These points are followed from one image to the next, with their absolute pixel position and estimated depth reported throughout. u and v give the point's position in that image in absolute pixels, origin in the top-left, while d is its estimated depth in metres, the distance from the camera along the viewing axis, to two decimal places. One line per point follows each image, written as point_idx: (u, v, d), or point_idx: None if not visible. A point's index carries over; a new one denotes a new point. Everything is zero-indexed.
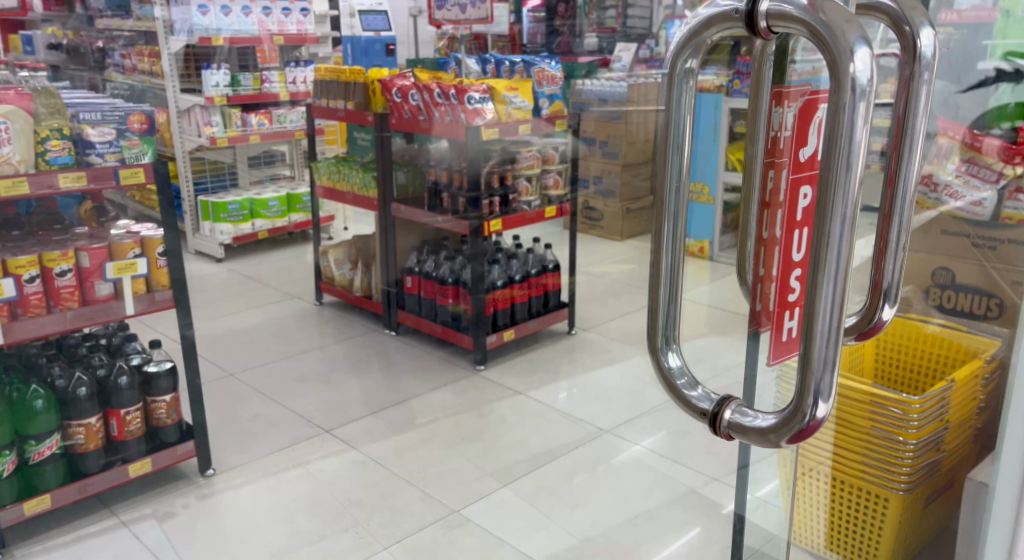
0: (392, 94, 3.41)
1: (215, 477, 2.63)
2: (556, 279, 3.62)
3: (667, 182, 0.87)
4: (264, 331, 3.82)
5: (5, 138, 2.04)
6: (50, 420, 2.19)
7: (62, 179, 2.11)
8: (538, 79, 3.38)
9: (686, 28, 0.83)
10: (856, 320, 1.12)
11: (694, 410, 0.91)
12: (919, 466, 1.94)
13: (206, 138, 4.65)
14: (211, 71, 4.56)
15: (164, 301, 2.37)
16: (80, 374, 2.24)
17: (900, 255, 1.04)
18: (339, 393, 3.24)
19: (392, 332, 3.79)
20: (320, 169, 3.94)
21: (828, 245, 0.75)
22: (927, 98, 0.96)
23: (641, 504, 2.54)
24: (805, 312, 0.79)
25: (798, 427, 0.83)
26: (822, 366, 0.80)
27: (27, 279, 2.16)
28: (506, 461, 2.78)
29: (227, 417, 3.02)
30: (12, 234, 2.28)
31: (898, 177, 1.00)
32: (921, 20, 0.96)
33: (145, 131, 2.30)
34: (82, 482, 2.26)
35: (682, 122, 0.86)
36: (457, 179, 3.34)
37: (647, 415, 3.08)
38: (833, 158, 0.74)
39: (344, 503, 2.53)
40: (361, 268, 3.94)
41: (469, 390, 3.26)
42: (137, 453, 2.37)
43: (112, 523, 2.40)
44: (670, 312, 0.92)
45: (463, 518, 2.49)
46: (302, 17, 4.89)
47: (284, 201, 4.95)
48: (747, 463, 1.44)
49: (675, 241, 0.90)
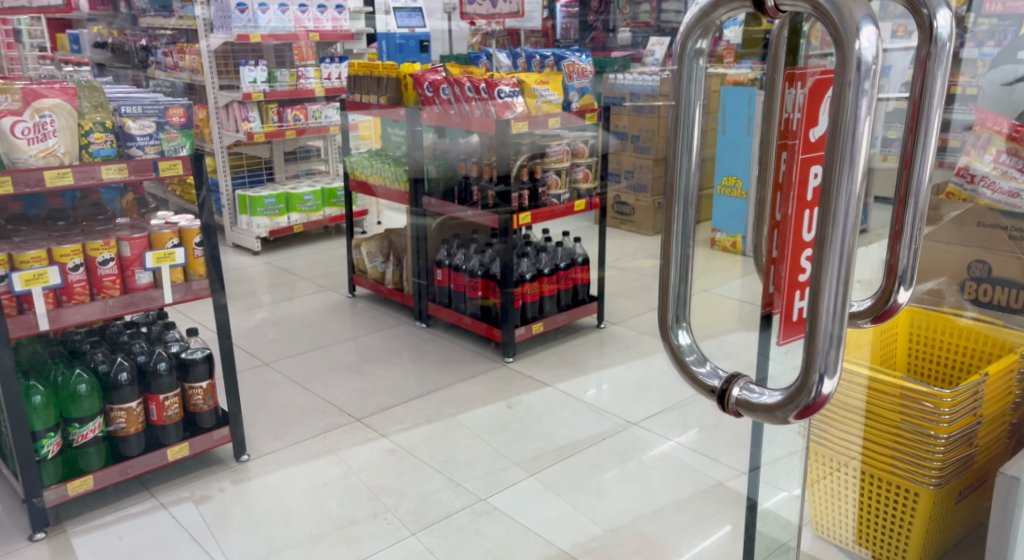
0: (424, 88, 3.46)
1: (250, 462, 2.69)
2: (585, 273, 3.65)
3: (677, 167, 0.91)
4: (300, 322, 3.89)
5: (50, 130, 2.12)
6: (94, 404, 2.27)
7: (104, 171, 2.18)
8: (568, 72, 3.38)
9: (697, 8, 0.85)
10: (870, 303, 1.13)
11: (703, 387, 0.94)
12: (951, 460, 1.88)
13: (244, 133, 4.78)
14: (249, 67, 4.66)
15: (200, 290, 2.45)
16: (122, 359, 2.31)
17: (914, 239, 1.06)
18: (372, 383, 3.30)
19: (423, 324, 3.83)
20: (354, 162, 4.03)
21: (833, 224, 0.78)
22: (943, 78, 0.97)
23: (668, 495, 2.55)
24: (811, 291, 0.82)
25: (804, 404, 0.86)
26: (828, 343, 0.83)
27: (72, 267, 2.23)
28: (534, 452, 2.82)
29: (262, 405, 3.08)
30: (57, 224, 2.37)
31: (913, 160, 1.02)
32: (937, 1, 0.95)
33: (183, 125, 2.37)
34: (123, 464, 2.34)
35: (695, 106, 0.89)
36: (487, 172, 3.39)
37: (674, 409, 3.08)
38: (839, 138, 0.77)
39: (373, 489, 2.58)
40: (393, 261, 4.00)
41: (497, 381, 3.29)
42: (175, 438, 2.44)
43: (152, 505, 2.47)
44: (680, 293, 0.95)
45: (489, 506, 2.52)
46: (337, 13, 4.92)
47: (319, 196, 5.04)
48: (758, 465, 1.44)
49: (686, 224, 0.93)
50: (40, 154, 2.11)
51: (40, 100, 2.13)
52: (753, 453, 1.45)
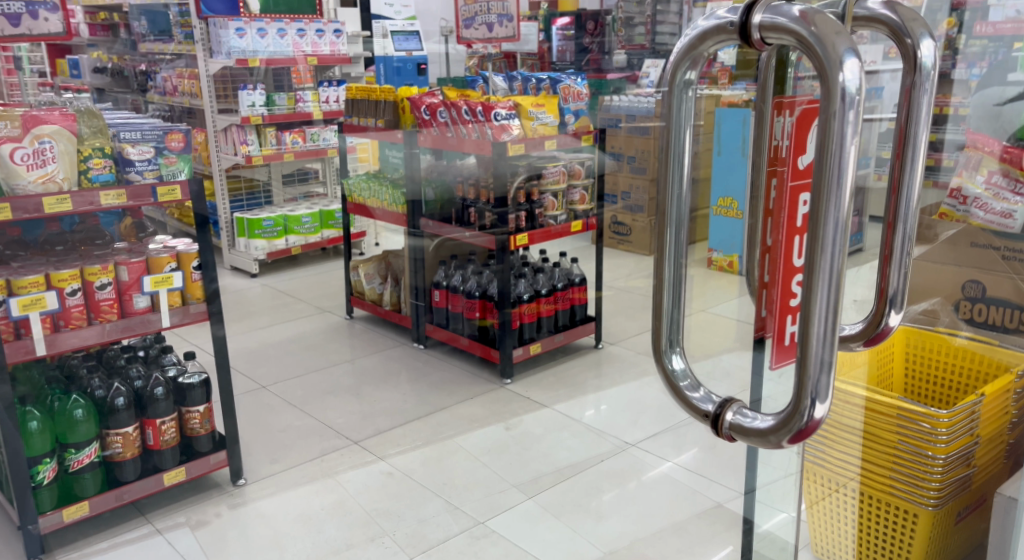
0: (421, 111, 3.49)
1: (246, 486, 2.68)
2: (582, 293, 3.66)
3: (669, 191, 0.94)
4: (297, 344, 3.89)
5: (49, 157, 2.13)
6: (90, 429, 2.27)
7: (103, 197, 2.20)
8: (564, 95, 3.46)
9: (686, 40, 0.88)
10: (862, 327, 1.15)
11: (697, 412, 0.97)
12: (949, 481, 1.86)
13: (242, 156, 4.81)
14: (247, 91, 4.72)
15: (198, 313, 2.46)
16: (118, 384, 2.32)
17: (903, 263, 1.07)
18: (369, 405, 3.30)
19: (421, 345, 3.84)
20: (351, 185, 4.05)
21: (821, 251, 0.80)
22: (929, 106, 1.00)
23: (667, 517, 2.54)
24: (802, 315, 0.83)
25: (797, 428, 0.88)
26: (819, 368, 0.84)
27: (69, 292, 2.24)
28: (533, 474, 2.82)
29: (260, 429, 3.08)
30: (56, 250, 2.38)
31: (901, 185, 1.04)
32: (921, 31, 0.99)
33: (183, 150, 2.38)
34: (119, 490, 2.33)
35: (683, 131, 0.92)
36: (484, 195, 3.40)
37: (672, 429, 3.07)
38: (825, 166, 0.79)
39: (371, 512, 2.58)
40: (391, 283, 4.02)
41: (496, 402, 3.30)
42: (172, 462, 2.44)
43: (148, 530, 2.46)
44: (674, 318, 0.99)
45: (487, 530, 2.53)
46: (335, 37, 4.99)
47: (317, 218, 5.07)
48: (753, 488, 1.46)
49: (679, 246, 0.95)
50: (39, 180, 2.12)
51: (40, 126, 2.14)
52: (749, 477, 1.46)
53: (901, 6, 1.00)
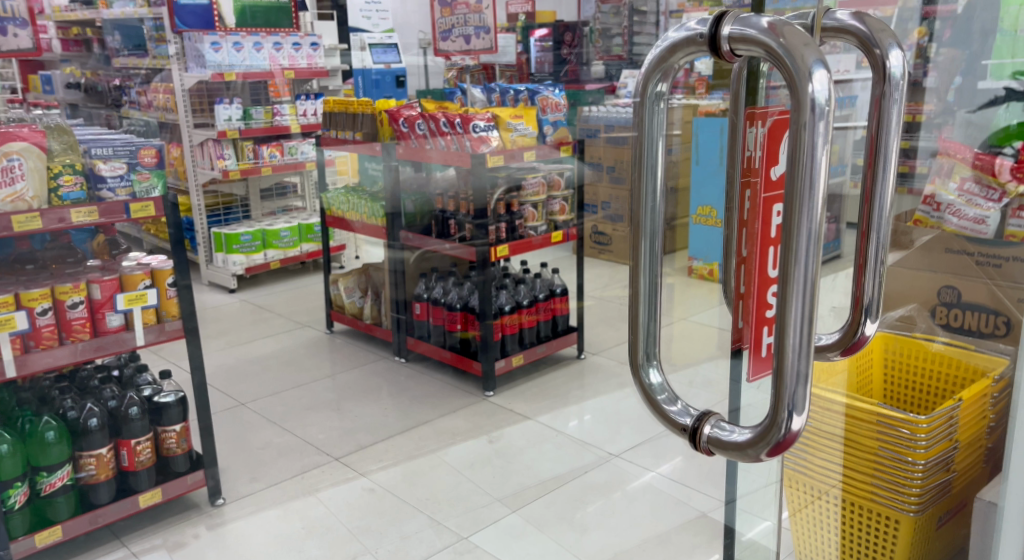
0: (400, 123, 3.48)
1: (225, 506, 2.64)
2: (565, 303, 3.64)
3: (643, 203, 0.93)
4: (277, 359, 3.85)
5: (17, 174, 2.10)
6: (62, 451, 2.23)
7: (73, 213, 2.16)
8: (542, 106, 3.40)
9: (656, 52, 0.87)
10: (839, 336, 1.15)
11: (674, 425, 0.96)
12: (929, 487, 1.86)
13: (218, 171, 4.79)
14: (223, 105, 4.70)
15: (174, 331, 2.43)
16: (92, 405, 2.28)
17: (878, 272, 1.07)
18: (350, 420, 3.27)
19: (402, 359, 3.82)
20: (330, 198, 4.04)
21: (795, 261, 0.79)
22: (899, 115, 1.00)
23: (650, 528, 2.53)
24: (777, 325, 0.83)
25: (775, 440, 0.87)
26: (795, 379, 0.84)
27: (39, 312, 2.20)
28: (516, 487, 2.81)
29: (239, 446, 3.04)
30: (26, 268, 2.34)
31: (873, 194, 1.04)
32: (889, 42, 0.99)
33: (155, 165, 2.36)
34: (93, 513, 2.28)
35: (656, 144, 0.92)
36: (464, 206, 3.40)
37: (653, 440, 3.06)
38: (796, 177, 0.78)
39: (353, 530, 2.55)
40: (371, 296, 4.00)
41: (478, 415, 3.28)
42: (147, 483, 2.40)
43: (124, 554, 2.41)
44: (650, 330, 0.97)
45: (471, 545, 2.52)
46: (311, 51, 4.96)
47: (296, 232, 5.03)
48: (734, 498, 1.46)
49: (653, 257, 0.94)
50: (7, 199, 2.09)
51: (9, 144, 2.11)
52: (730, 486, 1.46)
53: (870, 17, 1.01)
